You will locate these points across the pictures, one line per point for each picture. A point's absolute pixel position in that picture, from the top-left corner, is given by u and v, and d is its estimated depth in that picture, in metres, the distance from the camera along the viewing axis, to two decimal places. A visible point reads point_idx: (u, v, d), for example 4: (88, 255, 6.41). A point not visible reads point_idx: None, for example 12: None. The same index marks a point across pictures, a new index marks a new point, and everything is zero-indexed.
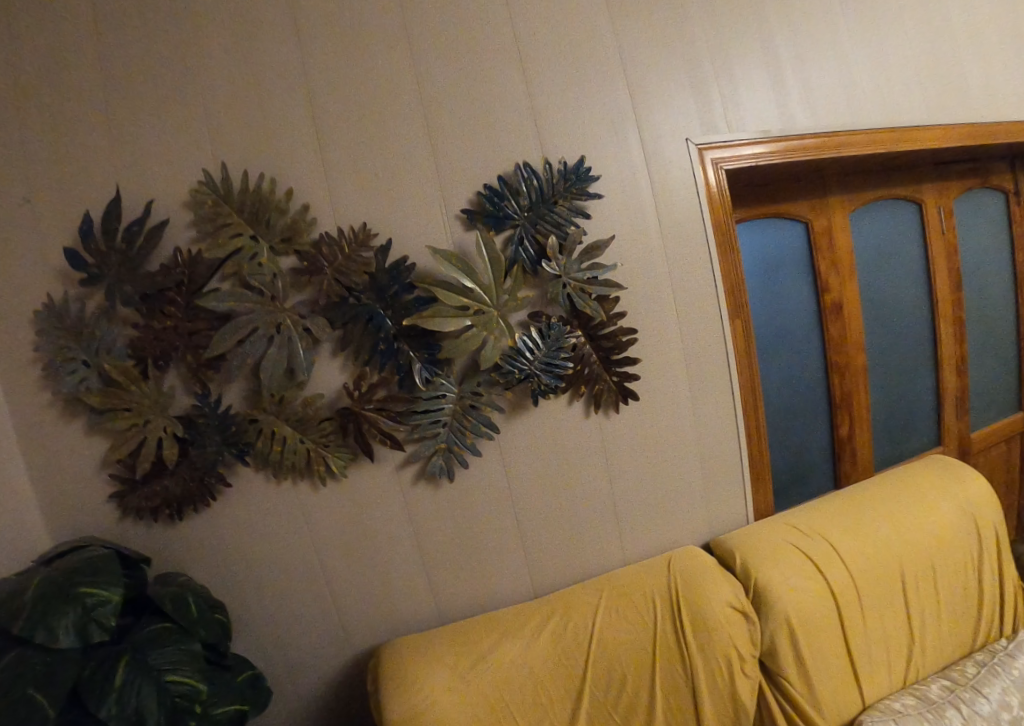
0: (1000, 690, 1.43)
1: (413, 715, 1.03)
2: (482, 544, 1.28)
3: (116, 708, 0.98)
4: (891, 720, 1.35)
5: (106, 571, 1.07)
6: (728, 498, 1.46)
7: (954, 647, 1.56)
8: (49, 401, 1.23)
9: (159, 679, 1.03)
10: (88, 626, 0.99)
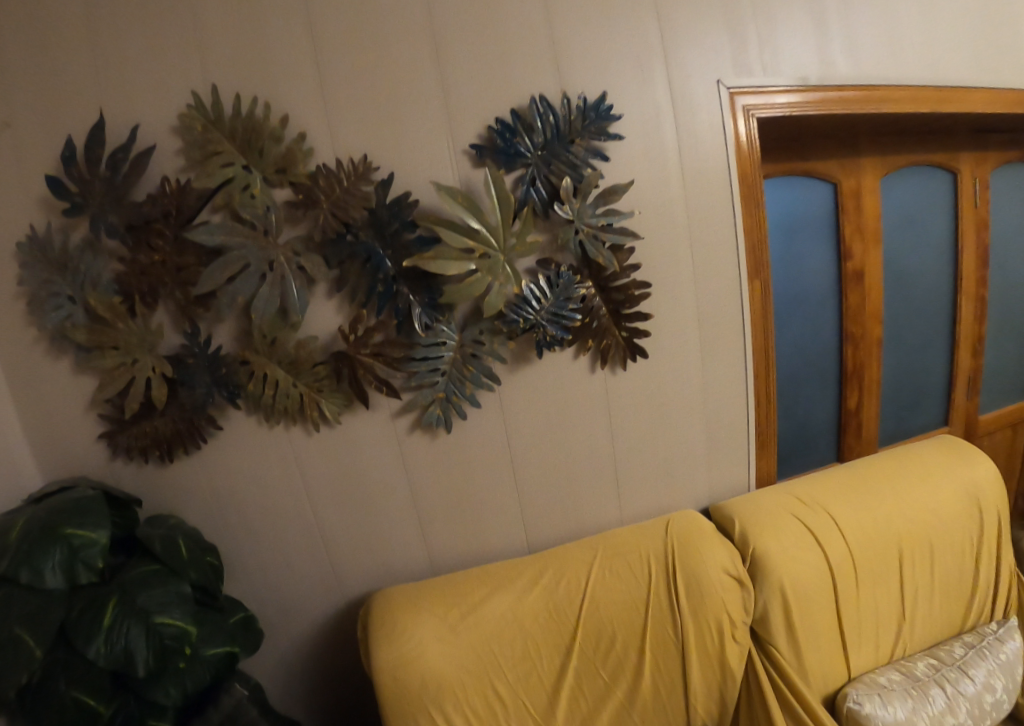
0: (985, 672, 1.43)
1: (402, 663, 1.00)
2: (478, 497, 1.24)
3: (105, 648, 0.96)
4: (876, 694, 1.35)
5: (91, 514, 1.04)
6: (733, 464, 1.41)
7: (942, 627, 1.55)
8: (34, 337, 1.17)
9: (147, 620, 0.98)
10: (74, 568, 0.98)
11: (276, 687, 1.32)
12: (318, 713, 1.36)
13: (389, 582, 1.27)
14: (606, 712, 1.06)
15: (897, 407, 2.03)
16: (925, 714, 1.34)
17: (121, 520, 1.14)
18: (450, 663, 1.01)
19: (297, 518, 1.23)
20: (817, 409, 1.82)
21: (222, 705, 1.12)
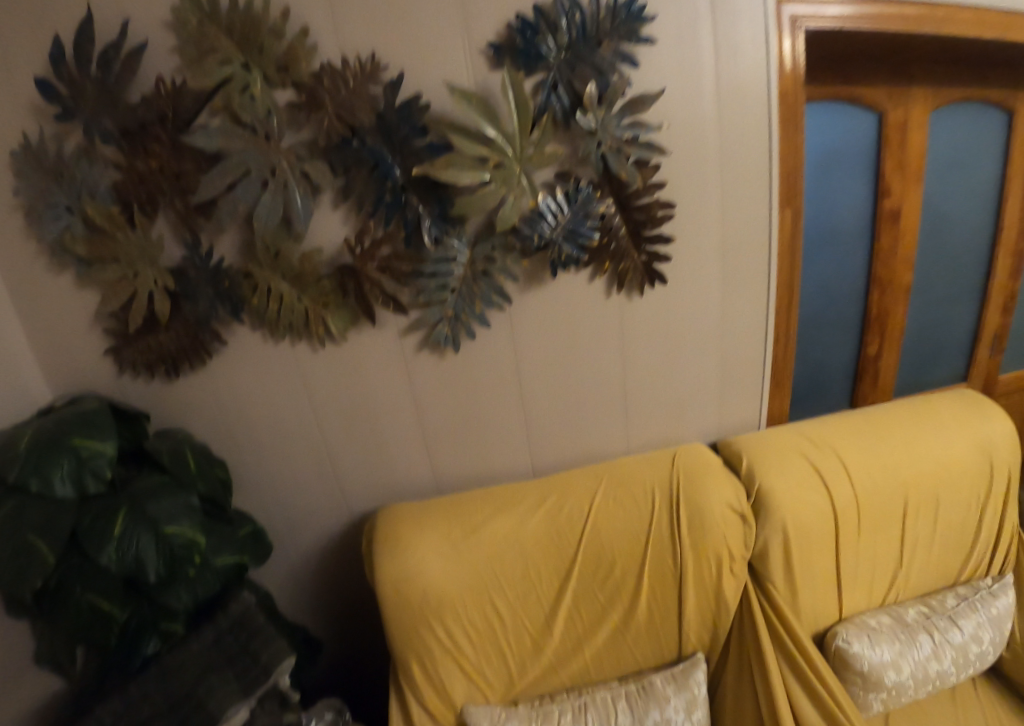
0: (974, 625, 1.43)
1: (405, 577, 1.00)
2: (484, 420, 1.23)
3: (116, 555, 0.96)
4: (865, 635, 1.36)
5: (100, 427, 1.05)
6: (746, 401, 1.38)
7: (937, 578, 1.53)
8: (35, 251, 1.11)
9: (157, 529, 0.99)
10: (84, 479, 0.98)
11: (286, 596, 1.37)
12: (327, 622, 1.42)
13: (394, 498, 1.28)
14: (600, 632, 1.07)
15: (914, 349, 1.95)
16: (910, 658, 1.36)
17: (128, 436, 1.15)
18: (450, 581, 1.01)
19: (301, 435, 1.22)
20: (833, 350, 1.76)
21: (230, 612, 1.12)
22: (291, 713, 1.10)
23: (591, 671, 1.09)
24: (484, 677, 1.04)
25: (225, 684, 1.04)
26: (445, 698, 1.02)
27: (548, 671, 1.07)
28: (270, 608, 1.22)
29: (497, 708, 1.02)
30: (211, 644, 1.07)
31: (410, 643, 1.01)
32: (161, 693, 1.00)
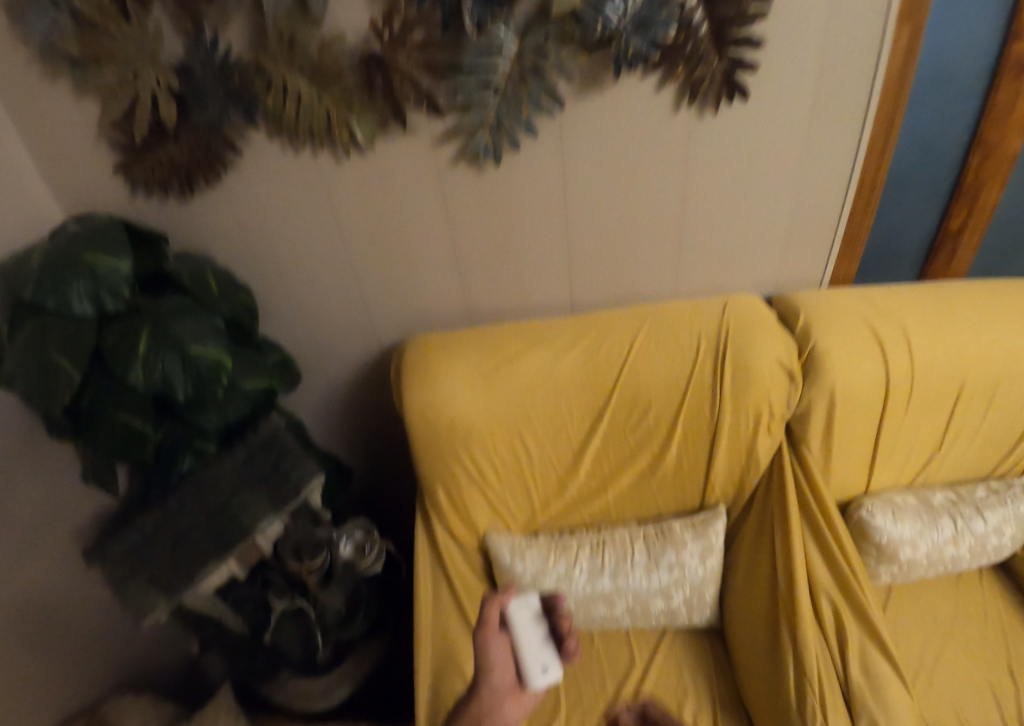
0: (1000, 518, 1.19)
1: (429, 406, 0.96)
2: (525, 250, 1.14)
3: (143, 374, 0.88)
4: (889, 511, 1.15)
5: (116, 246, 0.94)
6: (813, 255, 1.23)
7: (970, 467, 1.24)
8: (20, 52, 0.90)
9: (182, 348, 0.91)
10: (100, 295, 0.90)
11: (317, 424, 1.39)
12: (357, 449, 1.45)
13: (424, 326, 1.25)
14: (625, 476, 1.06)
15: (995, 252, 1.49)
16: (927, 541, 1.16)
17: (146, 254, 1.03)
18: (475, 413, 0.97)
19: (330, 260, 1.14)
20: (919, 225, 1.39)
21: (259, 430, 1.07)
22: (322, 530, 1.13)
23: (614, 511, 1.09)
24: (507, 510, 1.06)
25: (256, 500, 1.03)
26: (470, 525, 1.04)
27: (571, 508, 1.08)
28: (303, 435, 1.20)
29: (518, 536, 1.05)
30: (243, 462, 1.04)
31: (436, 475, 0.99)
32: (199, 506, 1.01)
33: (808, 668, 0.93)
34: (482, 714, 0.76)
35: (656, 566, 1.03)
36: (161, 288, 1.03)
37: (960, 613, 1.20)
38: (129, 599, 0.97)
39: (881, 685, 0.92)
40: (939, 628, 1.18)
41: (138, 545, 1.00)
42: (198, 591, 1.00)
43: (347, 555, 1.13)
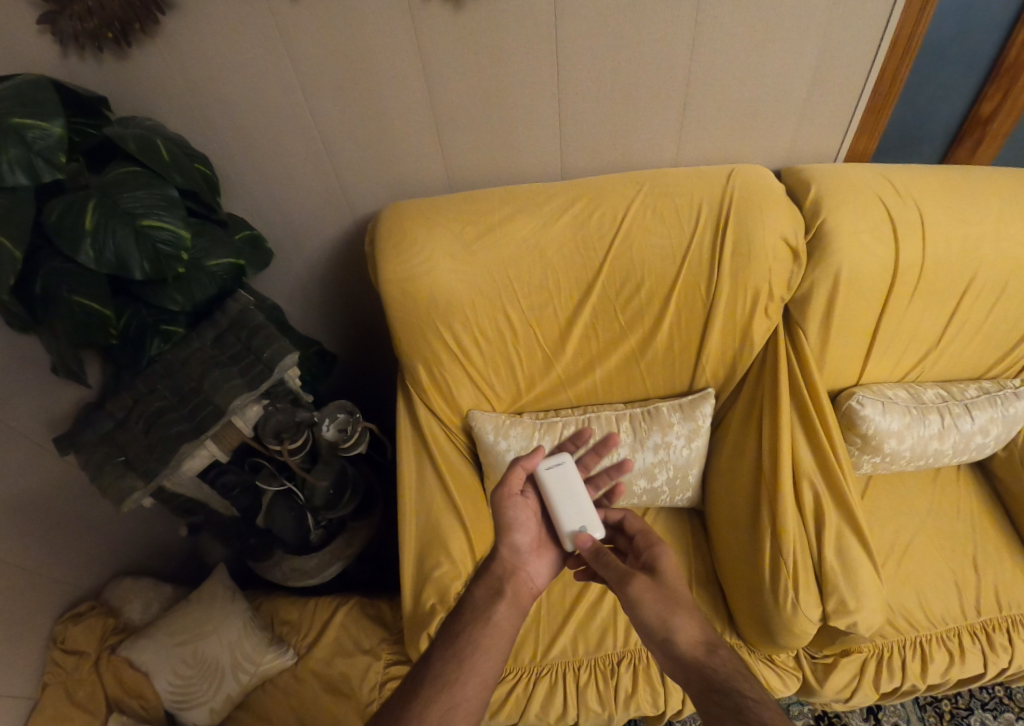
0: (985, 419, 1.11)
1: (409, 277, 0.93)
2: (511, 106, 1.02)
3: (95, 254, 0.81)
4: (879, 402, 1.07)
5: (46, 104, 0.73)
6: (829, 126, 1.12)
7: (965, 367, 1.16)
8: None
9: (134, 222, 0.83)
10: (37, 167, 0.71)
11: (296, 309, 1.35)
12: (338, 334, 1.41)
13: (401, 197, 1.15)
14: (615, 355, 1.04)
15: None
16: (915, 434, 1.08)
17: (89, 120, 0.90)
18: (459, 283, 0.94)
19: (294, 118, 1.01)
20: (950, 100, 1.15)
21: (227, 310, 1.01)
22: (302, 412, 1.08)
23: (600, 393, 1.09)
24: (492, 389, 1.05)
25: (230, 379, 0.95)
26: (452, 404, 1.04)
27: (555, 388, 1.07)
28: (279, 320, 1.15)
29: (501, 416, 1.05)
30: (212, 343, 1.00)
31: (417, 350, 0.98)
32: (168, 384, 0.97)
33: (784, 547, 0.95)
34: (509, 570, 0.77)
35: (641, 446, 1.03)
36: (110, 160, 0.93)
37: (933, 505, 1.19)
38: (104, 484, 0.92)
39: (853, 565, 0.95)
40: (913, 519, 1.17)
41: (112, 430, 0.98)
42: (180, 473, 0.99)
43: (329, 436, 1.10)
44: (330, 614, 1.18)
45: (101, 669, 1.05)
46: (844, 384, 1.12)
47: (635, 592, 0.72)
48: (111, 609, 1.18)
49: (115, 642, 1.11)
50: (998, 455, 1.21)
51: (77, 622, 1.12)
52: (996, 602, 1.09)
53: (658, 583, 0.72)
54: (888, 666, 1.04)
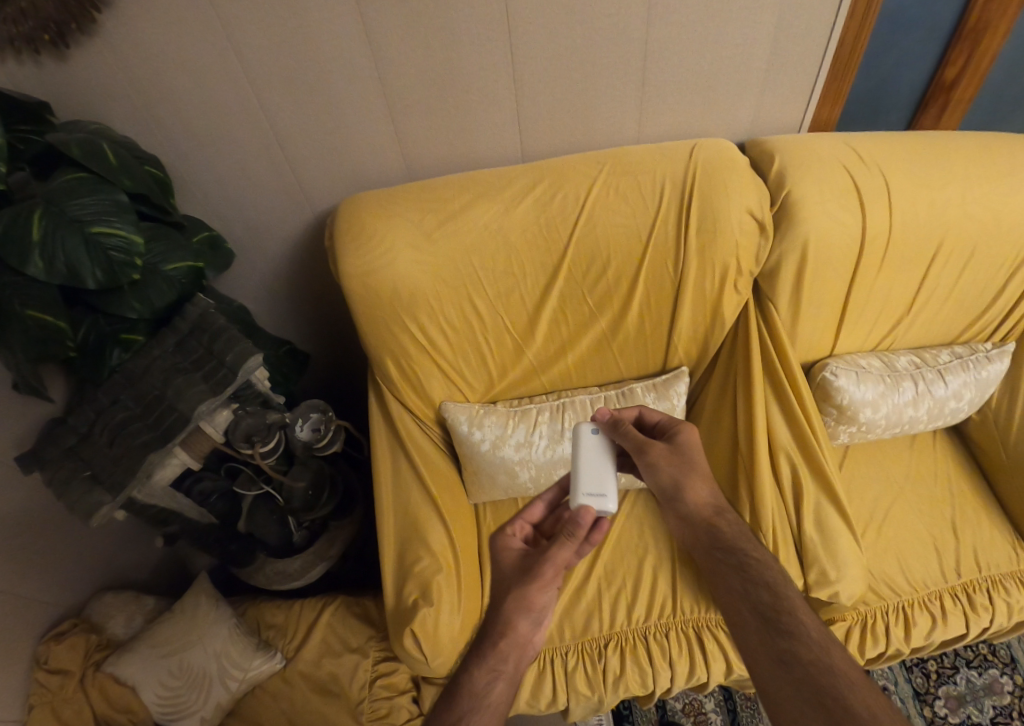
0: (959, 383, 1.12)
1: (370, 268, 0.91)
2: (467, 87, 0.99)
3: (44, 265, 0.77)
4: (852, 372, 1.07)
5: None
6: (790, 97, 1.11)
7: (936, 334, 1.17)
8: None
9: (83, 231, 0.79)
10: None
11: (263, 309, 1.33)
12: (308, 330, 1.39)
13: (361, 187, 1.12)
14: (586, 337, 1.03)
15: (998, 100, 1.23)
16: (889, 403, 1.09)
17: (30, 128, 0.87)
18: (422, 272, 0.92)
19: (242, 111, 0.98)
20: (912, 64, 1.14)
21: (187, 314, 0.97)
22: (274, 414, 1.04)
23: (573, 376, 1.09)
24: (464, 379, 1.05)
25: (193, 386, 0.92)
26: (424, 396, 1.03)
27: (528, 374, 1.07)
28: (245, 322, 1.12)
29: (475, 406, 1.05)
30: (173, 349, 0.96)
31: (384, 344, 0.97)
32: (132, 394, 0.94)
33: (763, 522, 0.95)
34: (516, 643, 0.70)
35: None
36: (57, 167, 0.88)
37: (910, 470, 1.20)
38: (71, 501, 0.89)
39: (832, 536, 0.95)
40: (892, 486, 1.18)
41: (76, 444, 0.95)
42: (152, 483, 0.97)
43: (304, 437, 1.08)
44: (316, 614, 1.17)
45: (88, 686, 1.01)
46: (817, 356, 1.12)
47: (653, 464, 0.74)
48: (93, 625, 1.12)
49: (101, 658, 1.06)
50: (971, 418, 1.23)
51: (60, 642, 1.05)
52: (974, 562, 1.11)
53: (678, 453, 0.75)
54: (873, 631, 1.05)
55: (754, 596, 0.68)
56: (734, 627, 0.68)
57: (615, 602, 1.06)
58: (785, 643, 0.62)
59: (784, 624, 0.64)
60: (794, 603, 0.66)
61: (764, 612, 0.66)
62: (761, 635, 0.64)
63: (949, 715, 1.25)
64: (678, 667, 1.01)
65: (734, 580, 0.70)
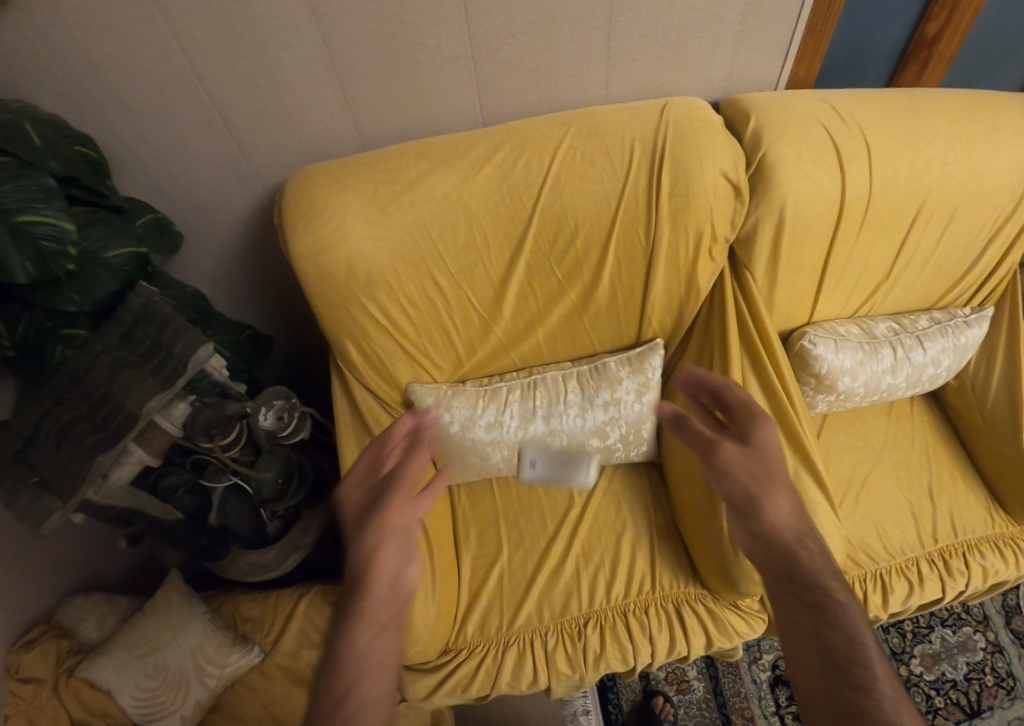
0: (939, 348, 1.10)
1: (322, 246, 0.86)
2: (418, 47, 0.91)
3: None
4: (831, 339, 1.04)
5: None
6: (767, 51, 1.04)
7: (914, 299, 1.14)
8: None
9: (7, 220, 0.71)
10: None
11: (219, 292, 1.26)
12: (269, 310, 1.33)
13: (311, 159, 1.05)
14: (556, 311, 1.00)
15: (980, 55, 1.18)
16: (867, 370, 1.07)
17: None
18: (379, 247, 0.88)
19: (172, 76, 0.89)
20: (893, 15, 1.07)
21: (130, 305, 0.89)
22: (234, 404, 0.99)
23: (545, 351, 1.05)
24: (430, 358, 1.01)
25: (140, 380, 0.85)
26: (388, 378, 1.00)
27: (498, 351, 1.03)
28: (200, 308, 1.06)
29: (442, 386, 1.01)
30: (117, 343, 0.89)
31: (344, 327, 0.93)
32: (78, 395, 0.87)
33: None
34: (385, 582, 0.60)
35: (591, 405, 1.00)
36: None
37: (888, 437, 1.19)
38: (20, 509, 0.83)
39: (810, 508, 0.93)
40: (870, 452, 1.17)
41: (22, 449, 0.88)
42: (109, 484, 0.91)
43: (267, 426, 1.03)
44: (292, 606, 1.14)
45: (64, 693, 0.97)
46: (796, 324, 1.09)
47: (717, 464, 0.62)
48: (64, 630, 1.06)
49: (74, 663, 1.02)
50: (949, 384, 1.21)
51: (30, 649, 1.00)
52: (951, 528, 1.12)
53: (752, 454, 0.62)
54: None
55: (826, 644, 0.54)
56: (794, 654, 0.55)
57: (594, 580, 1.04)
58: (853, 699, 0.49)
59: (855, 678, 0.51)
60: (869, 654, 0.52)
61: (834, 660, 0.52)
62: (825, 683, 0.51)
63: (924, 672, 1.28)
64: (659, 642, 1.00)
65: (801, 618, 0.55)
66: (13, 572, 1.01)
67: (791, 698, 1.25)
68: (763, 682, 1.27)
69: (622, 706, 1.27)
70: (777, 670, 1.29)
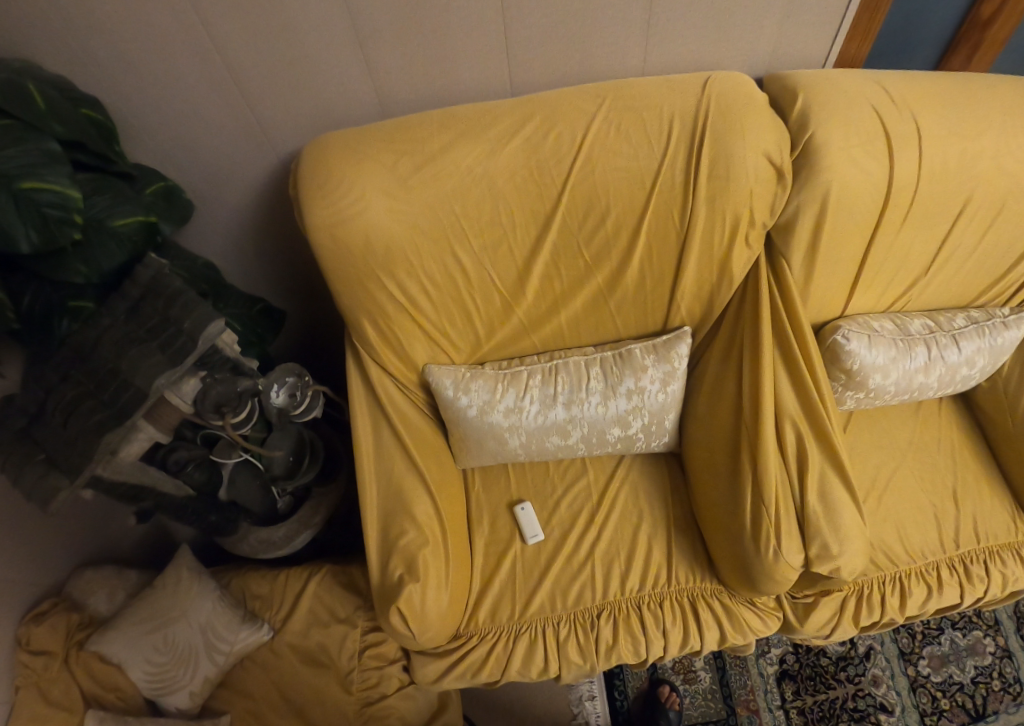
0: (976, 348, 1.06)
1: (339, 221, 0.82)
2: (446, 10, 0.85)
3: None
4: (865, 334, 1.00)
5: None
6: (818, 25, 0.98)
7: (952, 295, 1.09)
8: None
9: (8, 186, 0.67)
10: None
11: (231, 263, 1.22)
12: (281, 284, 1.30)
13: (328, 128, 1.00)
14: (581, 295, 0.96)
15: None
16: (900, 368, 1.03)
17: None
18: (400, 223, 0.83)
19: (183, 35, 0.83)
20: None
21: (137, 278, 0.86)
22: (245, 381, 0.95)
23: (566, 336, 1.02)
24: (449, 340, 0.98)
25: (149, 357, 0.82)
26: (406, 360, 0.97)
27: (518, 335, 1.00)
28: (211, 280, 1.03)
29: (460, 369, 0.98)
30: (125, 317, 0.85)
31: (361, 306, 0.90)
32: (84, 370, 0.83)
33: (767, 495, 0.90)
34: None
35: (613, 393, 0.97)
36: None
37: (913, 435, 1.16)
38: (28, 486, 0.82)
39: (835, 509, 0.91)
40: (895, 451, 1.14)
41: (28, 425, 0.85)
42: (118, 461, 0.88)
43: (279, 403, 1.00)
44: (302, 586, 1.14)
45: (74, 667, 0.97)
46: (828, 317, 1.04)
47: None
48: (74, 603, 1.06)
49: (84, 636, 1.01)
50: (980, 384, 1.17)
51: (40, 622, 0.98)
52: (973, 533, 1.09)
53: None
54: (867, 600, 1.04)
55: None
56: None
57: (607, 572, 1.02)
58: None
59: None
60: None
61: None
62: None
63: (932, 673, 1.27)
64: (671, 636, 0.99)
65: None
66: (22, 546, 1.00)
67: (796, 693, 1.26)
68: (769, 676, 1.27)
69: (627, 693, 1.27)
70: (784, 663, 1.29)
